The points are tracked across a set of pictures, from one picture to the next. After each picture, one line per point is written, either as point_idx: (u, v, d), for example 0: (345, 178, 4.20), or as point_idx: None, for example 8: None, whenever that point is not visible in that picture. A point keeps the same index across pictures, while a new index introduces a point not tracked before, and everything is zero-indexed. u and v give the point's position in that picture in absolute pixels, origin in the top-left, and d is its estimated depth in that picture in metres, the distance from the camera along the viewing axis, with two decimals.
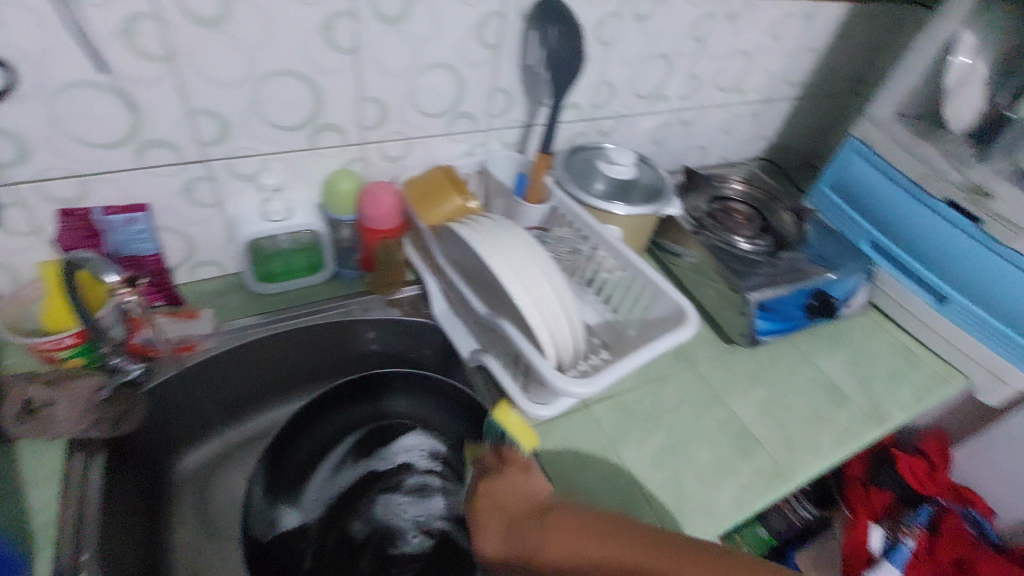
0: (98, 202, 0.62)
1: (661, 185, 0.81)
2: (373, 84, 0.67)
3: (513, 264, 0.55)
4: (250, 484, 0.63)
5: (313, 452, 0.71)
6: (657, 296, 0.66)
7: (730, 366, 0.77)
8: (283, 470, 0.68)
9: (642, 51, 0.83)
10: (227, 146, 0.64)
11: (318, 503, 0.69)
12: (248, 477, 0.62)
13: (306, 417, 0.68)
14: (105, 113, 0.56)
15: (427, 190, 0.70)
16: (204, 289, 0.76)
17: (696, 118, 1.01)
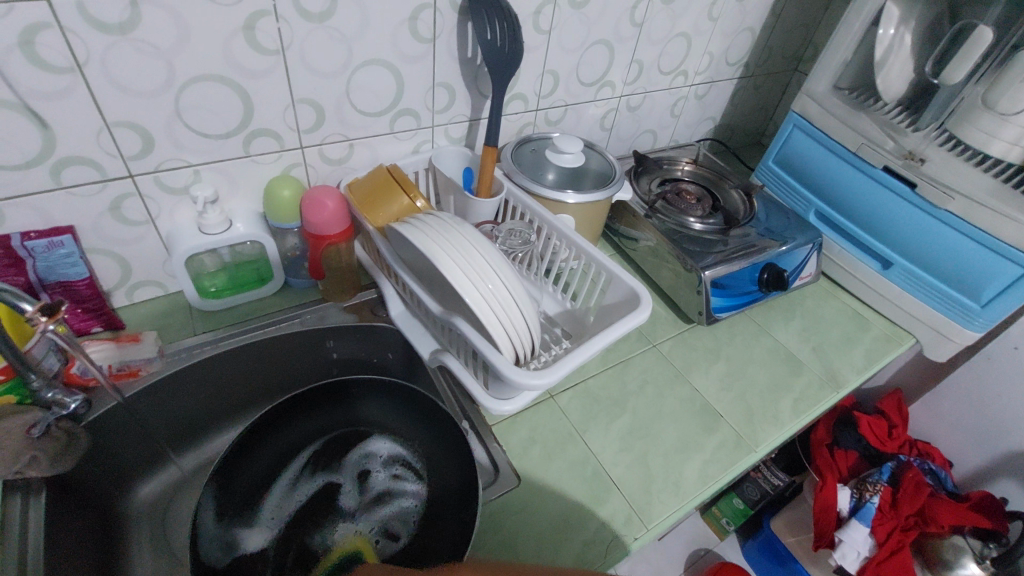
0: (16, 227, 0.58)
1: (611, 171, 0.82)
2: (306, 85, 0.65)
3: (461, 262, 0.54)
4: (199, 511, 0.58)
5: (267, 469, 0.68)
6: (612, 281, 0.66)
7: (690, 344, 0.78)
8: (235, 492, 0.65)
9: (582, 39, 0.83)
10: (154, 159, 0.61)
11: (276, 520, 0.67)
12: (197, 504, 0.58)
13: (256, 434, 0.65)
14: (11, 131, 0.52)
15: (372, 191, 0.68)
16: (145, 310, 0.72)
17: (642, 103, 1.02)
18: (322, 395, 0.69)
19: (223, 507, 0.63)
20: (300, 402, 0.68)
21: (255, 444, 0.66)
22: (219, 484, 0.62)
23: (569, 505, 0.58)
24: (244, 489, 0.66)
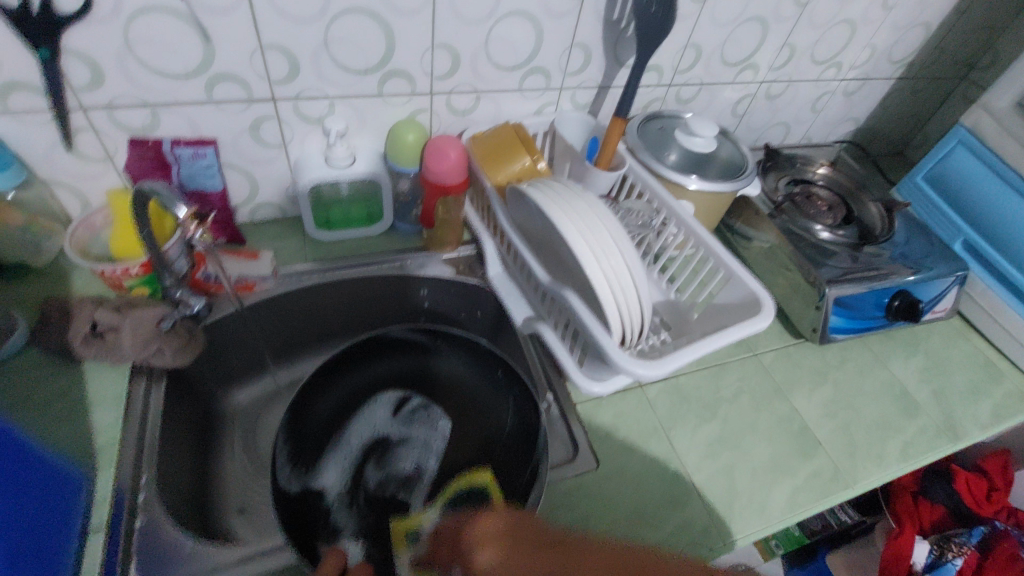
0: (168, 133, 0.62)
1: (743, 162, 0.75)
2: (449, 30, 0.64)
3: (588, 235, 0.51)
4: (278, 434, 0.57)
5: (343, 402, 0.68)
6: (729, 281, 0.62)
7: (795, 361, 0.73)
8: (311, 418, 0.64)
9: (736, 13, 0.76)
10: (296, 86, 0.63)
11: (347, 460, 0.65)
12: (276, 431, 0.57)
13: (345, 360, 0.65)
14: (178, 41, 0.55)
15: (496, 146, 0.66)
16: (264, 230, 0.76)
17: (783, 92, 0.93)
18: (378, 348, 0.67)
19: (299, 433, 0.62)
20: (362, 347, 0.66)
21: (339, 371, 0.66)
22: (299, 402, 0.62)
23: (646, 500, 0.56)
24: (315, 433, 0.64)
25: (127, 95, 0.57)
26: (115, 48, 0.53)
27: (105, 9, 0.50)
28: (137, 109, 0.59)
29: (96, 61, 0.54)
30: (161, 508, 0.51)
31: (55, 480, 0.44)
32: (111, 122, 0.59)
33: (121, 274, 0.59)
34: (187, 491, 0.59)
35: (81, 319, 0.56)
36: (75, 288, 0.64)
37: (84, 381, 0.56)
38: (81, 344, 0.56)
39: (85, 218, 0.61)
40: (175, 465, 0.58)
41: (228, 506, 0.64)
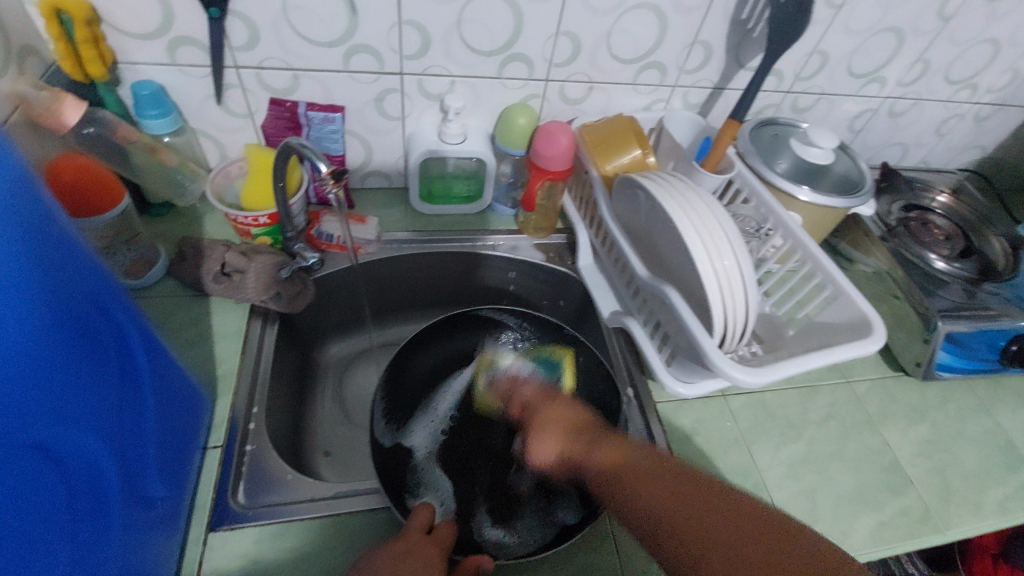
0: (304, 97, 0.67)
1: (859, 179, 0.72)
2: (575, 18, 0.65)
3: (702, 231, 0.51)
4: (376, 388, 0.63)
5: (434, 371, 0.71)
6: (835, 300, 0.60)
7: (891, 394, 0.69)
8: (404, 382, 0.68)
9: (872, 22, 0.73)
10: (423, 62, 0.66)
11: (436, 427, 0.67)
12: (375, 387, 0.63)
13: (436, 330, 0.70)
14: (327, 10, 0.59)
15: (609, 136, 0.66)
16: (372, 198, 0.80)
17: (909, 110, 0.88)
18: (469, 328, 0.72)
19: (392, 394, 0.66)
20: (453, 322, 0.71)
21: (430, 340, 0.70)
22: (395, 364, 0.66)
23: None
24: (407, 397, 0.68)
25: (276, 58, 0.62)
26: (273, 14, 0.58)
27: None
28: (282, 72, 0.63)
29: (255, 24, 0.59)
30: (268, 439, 0.56)
31: (188, 410, 0.50)
32: (258, 82, 0.64)
33: (250, 222, 0.65)
34: (285, 425, 0.64)
35: (213, 258, 0.62)
36: (206, 230, 0.70)
37: (211, 315, 0.63)
38: (212, 282, 0.62)
39: (224, 168, 0.67)
40: (278, 401, 0.63)
41: (316, 447, 0.68)
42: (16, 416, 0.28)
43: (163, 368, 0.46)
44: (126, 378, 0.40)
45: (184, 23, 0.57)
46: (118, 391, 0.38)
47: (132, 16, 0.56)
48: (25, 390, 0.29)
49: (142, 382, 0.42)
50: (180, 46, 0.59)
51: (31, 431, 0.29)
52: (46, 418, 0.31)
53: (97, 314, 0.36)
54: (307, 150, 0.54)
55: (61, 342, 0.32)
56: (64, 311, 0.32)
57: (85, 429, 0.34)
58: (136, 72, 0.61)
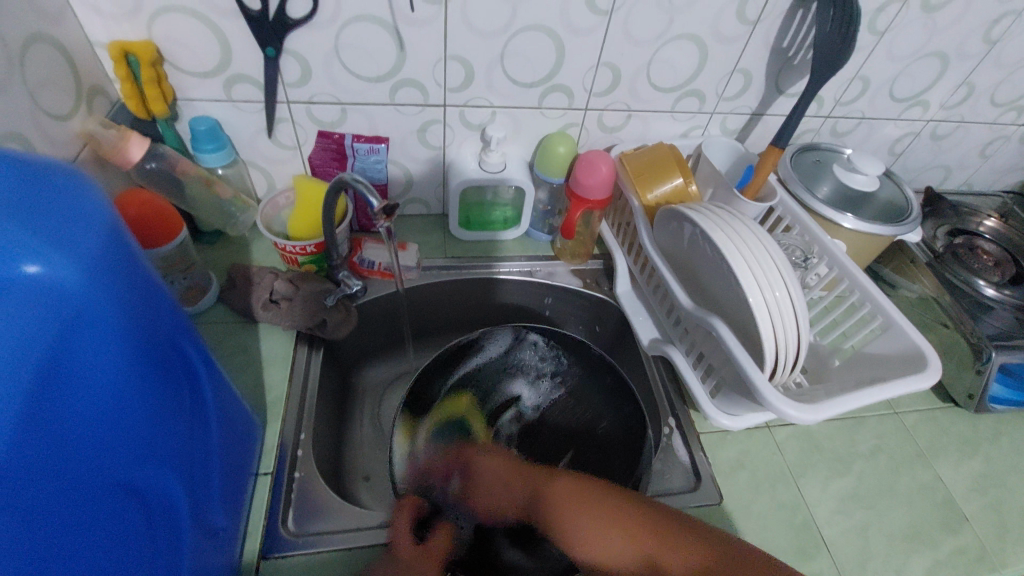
0: (350, 129, 0.69)
1: (906, 206, 0.71)
2: (616, 49, 0.65)
3: (750, 261, 0.51)
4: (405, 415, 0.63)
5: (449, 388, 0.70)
6: (885, 331, 0.58)
7: (942, 427, 0.67)
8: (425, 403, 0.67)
9: (917, 47, 0.72)
10: (466, 94, 0.67)
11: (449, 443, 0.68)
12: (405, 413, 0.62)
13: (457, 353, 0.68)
14: (377, 48, 0.61)
15: (650, 164, 0.67)
16: (410, 224, 0.81)
17: (952, 133, 0.86)
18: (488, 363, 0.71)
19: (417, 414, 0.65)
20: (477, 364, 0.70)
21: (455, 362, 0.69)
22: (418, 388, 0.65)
23: (771, 547, 0.54)
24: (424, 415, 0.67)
25: (325, 92, 0.64)
26: (325, 52, 0.60)
27: (325, 17, 0.57)
28: (331, 106, 0.66)
29: (307, 61, 0.61)
30: (314, 466, 0.57)
31: (244, 437, 0.52)
32: (308, 116, 0.66)
33: (298, 251, 0.67)
34: (327, 448, 0.64)
35: (264, 286, 0.64)
36: (253, 257, 0.72)
37: (259, 341, 0.65)
38: (262, 309, 0.64)
39: (272, 198, 0.69)
40: (321, 424, 0.64)
41: (356, 473, 0.69)
42: (106, 458, 0.31)
43: (224, 398, 0.48)
44: (195, 408, 0.42)
45: (240, 61, 0.60)
46: (189, 421, 0.40)
47: (192, 57, 0.59)
48: (107, 428, 0.31)
49: (208, 413, 0.44)
50: (235, 83, 0.62)
51: (113, 466, 0.31)
52: (127, 452, 0.33)
53: (172, 350, 0.38)
54: (358, 185, 0.55)
55: (142, 385, 0.34)
56: (145, 351, 0.34)
57: (162, 461, 0.36)
58: (194, 108, 0.64)
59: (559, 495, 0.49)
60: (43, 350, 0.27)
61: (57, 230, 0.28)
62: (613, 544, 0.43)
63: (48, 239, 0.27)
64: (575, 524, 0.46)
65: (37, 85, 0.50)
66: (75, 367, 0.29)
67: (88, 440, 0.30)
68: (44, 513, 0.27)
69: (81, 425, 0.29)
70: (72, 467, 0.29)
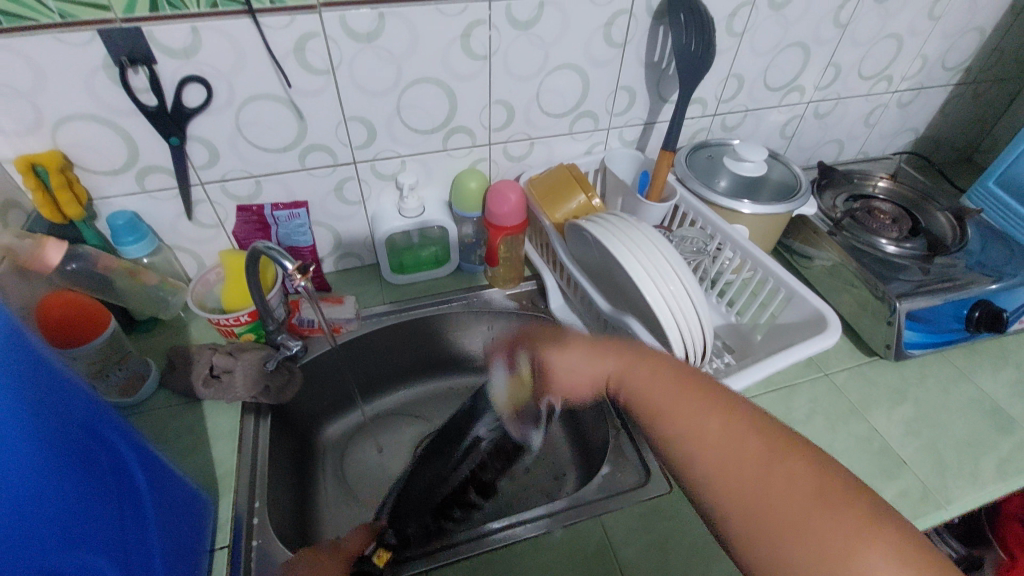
0: (268, 199, 0.72)
1: (796, 183, 0.77)
2: (503, 86, 0.70)
3: (644, 262, 0.56)
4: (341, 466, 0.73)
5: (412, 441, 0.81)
6: (790, 301, 0.63)
7: (870, 379, 0.71)
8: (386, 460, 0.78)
9: (776, 41, 0.79)
10: (373, 148, 0.71)
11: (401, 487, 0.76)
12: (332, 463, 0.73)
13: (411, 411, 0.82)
14: (278, 121, 0.65)
15: (553, 187, 0.72)
16: (346, 278, 0.84)
17: (833, 109, 0.94)
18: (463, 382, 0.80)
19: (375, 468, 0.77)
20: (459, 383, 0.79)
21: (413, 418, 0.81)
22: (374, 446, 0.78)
23: None
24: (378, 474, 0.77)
25: (237, 169, 0.68)
26: (228, 132, 0.64)
27: (222, 101, 0.61)
28: (245, 181, 0.69)
29: (214, 144, 0.64)
30: (273, 531, 0.58)
31: (192, 513, 0.52)
32: (224, 193, 0.69)
33: (233, 323, 0.68)
34: (288, 512, 0.65)
35: (202, 364, 0.65)
36: (192, 337, 0.74)
37: (206, 418, 0.65)
38: (202, 386, 0.65)
39: (202, 277, 0.71)
40: (279, 489, 0.65)
41: (325, 533, 0.69)
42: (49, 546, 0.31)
43: (159, 479, 0.47)
44: (124, 495, 0.41)
45: (148, 154, 0.63)
46: (119, 508, 0.40)
47: (100, 157, 0.62)
48: (36, 521, 0.31)
49: (140, 502, 0.44)
50: (148, 174, 0.65)
51: (51, 557, 0.31)
52: (62, 543, 0.32)
53: (90, 439, 0.38)
54: (272, 251, 0.59)
55: (73, 474, 0.35)
56: (63, 442, 0.34)
57: (97, 549, 0.36)
58: (111, 205, 0.66)
59: (640, 377, 0.46)
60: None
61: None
62: (736, 434, 0.40)
63: None
64: (684, 410, 0.43)
65: None
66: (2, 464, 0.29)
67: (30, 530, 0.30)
68: None
69: (25, 519, 0.30)
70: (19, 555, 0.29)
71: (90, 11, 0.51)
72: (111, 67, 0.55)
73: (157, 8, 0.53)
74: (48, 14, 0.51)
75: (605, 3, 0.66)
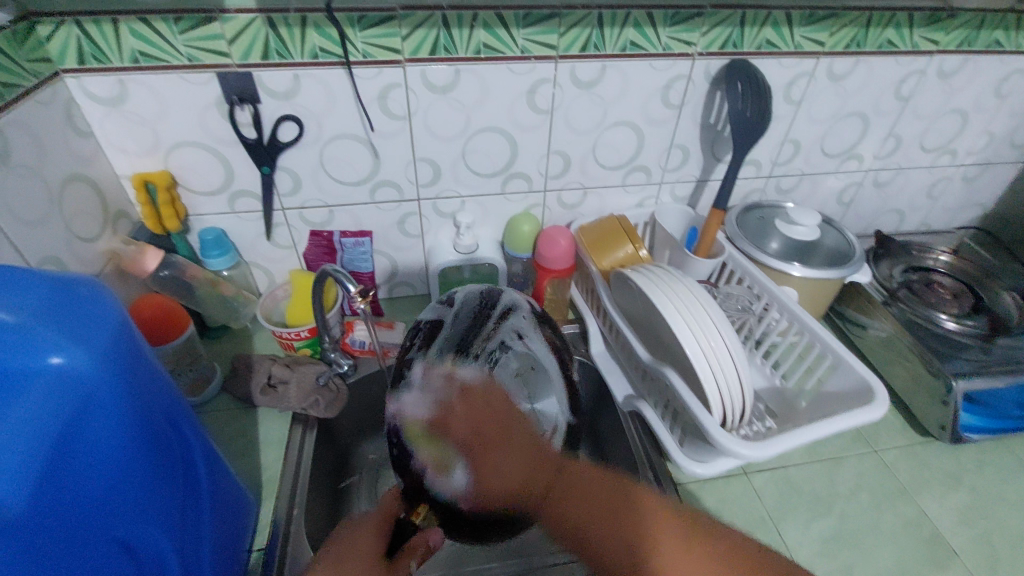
0: (338, 227, 0.78)
1: (849, 250, 0.76)
2: (562, 139, 0.75)
3: (688, 317, 0.57)
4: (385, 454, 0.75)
5: None
6: (837, 368, 0.62)
7: (922, 460, 0.68)
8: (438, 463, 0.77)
9: (834, 111, 0.80)
10: (436, 187, 0.77)
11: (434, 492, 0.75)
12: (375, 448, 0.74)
13: None
14: (355, 158, 0.71)
15: (603, 236, 0.75)
16: (399, 306, 0.89)
17: (893, 179, 0.93)
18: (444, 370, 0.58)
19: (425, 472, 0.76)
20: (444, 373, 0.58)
21: None
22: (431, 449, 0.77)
23: None
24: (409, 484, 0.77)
25: (314, 198, 0.74)
26: (312, 165, 0.71)
27: (309, 138, 0.68)
28: (320, 209, 0.76)
29: (297, 174, 0.72)
30: (307, 541, 0.61)
31: (239, 510, 0.56)
32: (300, 219, 0.76)
33: (293, 336, 0.73)
34: (321, 524, 0.67)
35: (261, 373, 0.72)
36: (255, 347, 0.80)
37: (259, 425, 0.70)
38: (259, 394, 0.71)
39: (271, 293, 0.78)
40: (317, 501, 0.67)
41: None
42: (99, 520, 0.37)
43: (219, 472, 0.52)
44: (188, 481, 0.46)
45: (241, 179, 0.71)
46: (182, 492, 0.45)
47: (201, 180, 0.70)
48: (102, 497, 0.37)
49: (201, 497, 0.48)
50: (238, 197, 0.72)
51: (99, 529, 0.37)
52: (123, 516, 0.38)
53: (169, 427, 0.43)
54: (339, 273, 0.64)
55: (145, 462, 0.40)
56: (144, 432, 0.40)
57: (156, 525, 0.41)
58: (203, 222, 0.74)
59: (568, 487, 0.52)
60: (51, 436, 0.34)
61: (86, 329, 0.35)
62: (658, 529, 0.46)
63: (68, 340, 0.34)
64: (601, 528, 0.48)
65: (72, 215, 0.60)
66: (77, 439, 0.35)
67: (85, 501, 0.36)
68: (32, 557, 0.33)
69: (83, 491, 0.36)
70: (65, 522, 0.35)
71: (213, 57, 0.60)
72: (222, 104, 0.64)
73: (267, 57, 0.61)
74: (178, 57, 0.60)
75: (665, 69, 0.70)
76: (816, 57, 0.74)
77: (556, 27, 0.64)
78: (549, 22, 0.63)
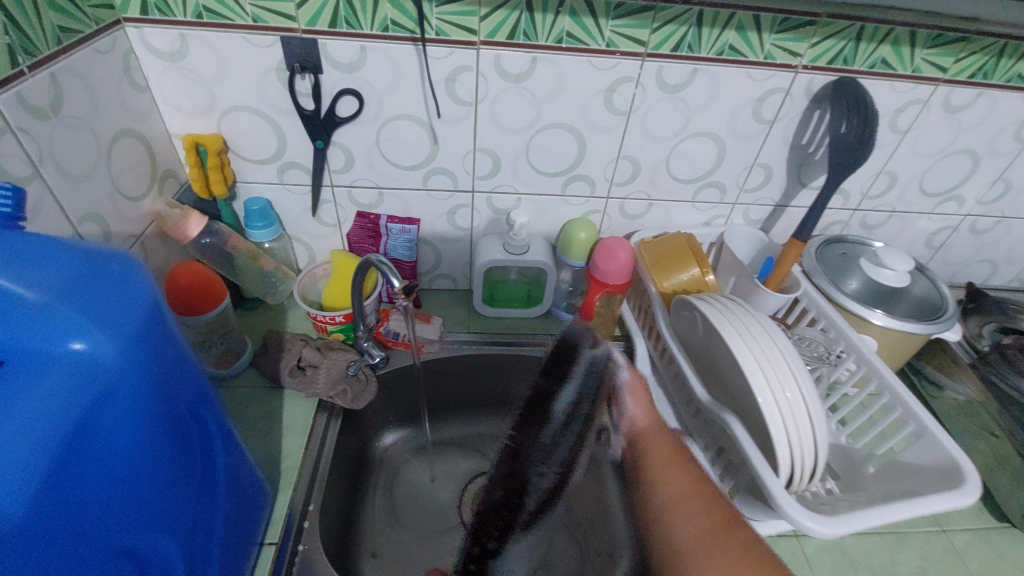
0: (386, 210, 0.75)
1: (941, 303, 0.68)
2: (635, 144, 0.69)
3: (762, 364, 0.51)
4: None
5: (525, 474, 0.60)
6: (918, 439, 0.55)
7: (997, 550, 0.61)
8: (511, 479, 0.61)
9: (943, 145, 0.72)
10: (493, 181, 0.72)
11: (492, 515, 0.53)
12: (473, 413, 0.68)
13: None
14: (414, 142, 0.67)
15: (665, 255, 0.69)
16: (438, 298, 0.86)
17: (993, 227, 0.84)
18: None
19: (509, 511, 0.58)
20: None
21: None
22: None
23: None
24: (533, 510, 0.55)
25: (366, 179, 0.71)
26: (367, 144, 0.67)
27: (369, 115, 0.64)
28: (370, 191, 0.72)
29: (351, 151, 0.68)
30: (319, 540, 0.58)
31: (256, 503, 0.54)
32: (349, 199, 0.73)
33: (327, 320, 0.70)
34: (337, 520, 0.64)
35: (292, 354, 0.69)
36: (289, 324, 0.78)
37: (284, 406, 0.68)
38: (287, 375, 0.68)
39: (310, 270, 0.74)
40: (336, 494, 0.65)
41: (365, 547, 0.67)
42: (110, 525, 0.34)
43: (239, 466, 0.49)
44: (205, 475, 0.43)
45: (293, 151, 0.67)
46: (197, 491, 0.42)
47: (253, 147, 0.67)
48: (118, 494, 0.34)
49: (217, 494, 0.45)
50: (289, 169, 0.69)
51: (106, 535, 0.33)
52: (134, 521, 0.35)
53: (191, 419, 0.40)
54: (383, 265, 0.60)
55: (162, 459, 0.37)
56: (168, 426, 0.37)
57: (165, 528, 0.38)
58: (250, 190, 0.72)
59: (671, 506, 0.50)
60: (69, 430, 0.30)
61: (114, 310, 0.33)
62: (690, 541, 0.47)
63: (94, 323, 0.32)
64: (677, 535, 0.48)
65: (119, 171, 0.58)
66: (92, 432, 0.32)
67: (97, 505, 0.33)
68: (39, 568, 0.29)
69: (93, 493, 0.32)
70: (75, 528, 0.31)
71: (278, 20, 0.56)
72: (282, 70, 0.60)
73: (335, 25, 0.57)
74: (243, 16, 0.56)
75: (763, 79, 0.63)
76: (934, 83, 0.65)
77: (650, 21, 0.58)
78: (644, 15, 0.57)
